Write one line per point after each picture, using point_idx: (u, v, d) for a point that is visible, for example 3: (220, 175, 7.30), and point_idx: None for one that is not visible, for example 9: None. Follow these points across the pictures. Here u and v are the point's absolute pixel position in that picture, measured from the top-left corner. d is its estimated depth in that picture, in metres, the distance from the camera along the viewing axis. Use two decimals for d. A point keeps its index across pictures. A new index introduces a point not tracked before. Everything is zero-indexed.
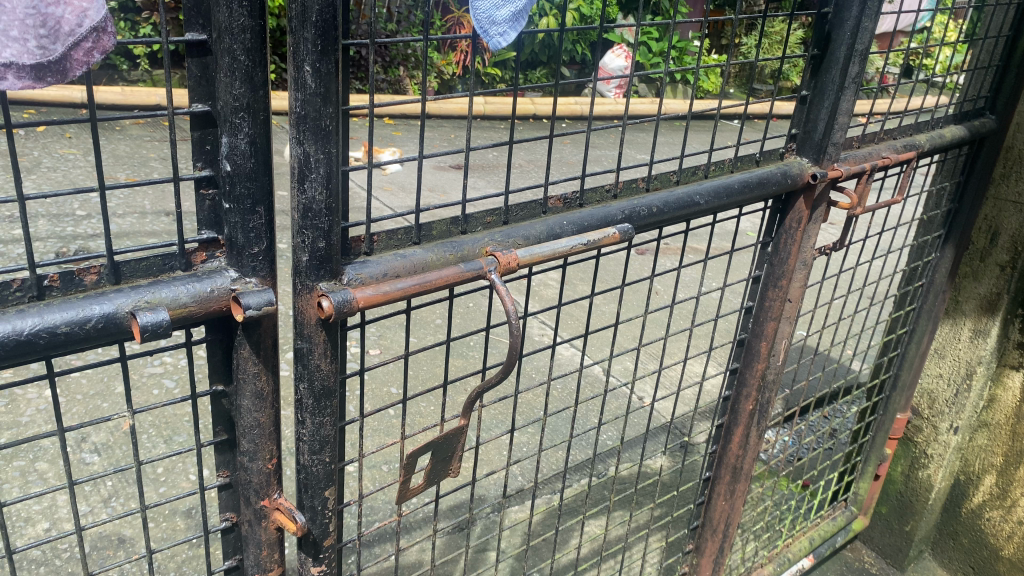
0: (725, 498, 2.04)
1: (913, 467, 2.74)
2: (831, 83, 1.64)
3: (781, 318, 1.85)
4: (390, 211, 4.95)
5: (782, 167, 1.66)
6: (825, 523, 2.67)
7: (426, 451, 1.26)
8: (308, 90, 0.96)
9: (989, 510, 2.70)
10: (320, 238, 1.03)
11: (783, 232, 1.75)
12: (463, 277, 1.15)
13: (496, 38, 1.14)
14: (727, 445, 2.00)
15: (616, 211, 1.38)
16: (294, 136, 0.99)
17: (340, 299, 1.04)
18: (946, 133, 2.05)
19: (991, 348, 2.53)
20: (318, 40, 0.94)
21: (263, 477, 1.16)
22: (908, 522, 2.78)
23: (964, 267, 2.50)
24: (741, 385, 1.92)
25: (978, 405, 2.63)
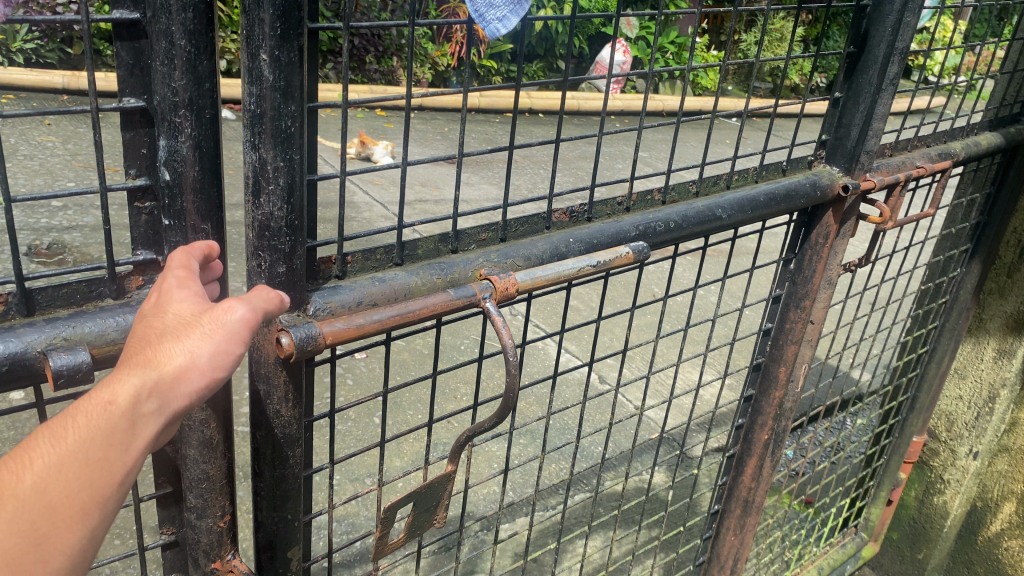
0: (734, 533, 1.89)
1: (928, 492, 2.60)
2: (867, 85, 1.47)
3: (803, 341, 1.69)
4: (382, 207, 4.79)
5: (811, 177, 1.49)
6: (834, 551, 2.52)
7: (406, 502, 1.10)
8: (266, 83, 0.79)
9: (1007, 539, 2.54)
10: (279, 261, 0.87)
11: (808, 248, 1.59)
12: (452, 306, 0.99)
13: (493, 25, 0.97)
14: (739, 476, 1.84)
15: (631, 226, 1.22)
16: (249, 139, 0.82)
17: (303, 333, 0.87)
18: (981, 141, 1.89)
19: (1016, 369, 2.37)
20: (278, 23, 0.77)
21: (213, 537, 0.99)
22: (921, 549, 2.63)
23: (990, 282, 2.34)
24: (756, 414, 1.76)
25: (999, 428, 2.48)
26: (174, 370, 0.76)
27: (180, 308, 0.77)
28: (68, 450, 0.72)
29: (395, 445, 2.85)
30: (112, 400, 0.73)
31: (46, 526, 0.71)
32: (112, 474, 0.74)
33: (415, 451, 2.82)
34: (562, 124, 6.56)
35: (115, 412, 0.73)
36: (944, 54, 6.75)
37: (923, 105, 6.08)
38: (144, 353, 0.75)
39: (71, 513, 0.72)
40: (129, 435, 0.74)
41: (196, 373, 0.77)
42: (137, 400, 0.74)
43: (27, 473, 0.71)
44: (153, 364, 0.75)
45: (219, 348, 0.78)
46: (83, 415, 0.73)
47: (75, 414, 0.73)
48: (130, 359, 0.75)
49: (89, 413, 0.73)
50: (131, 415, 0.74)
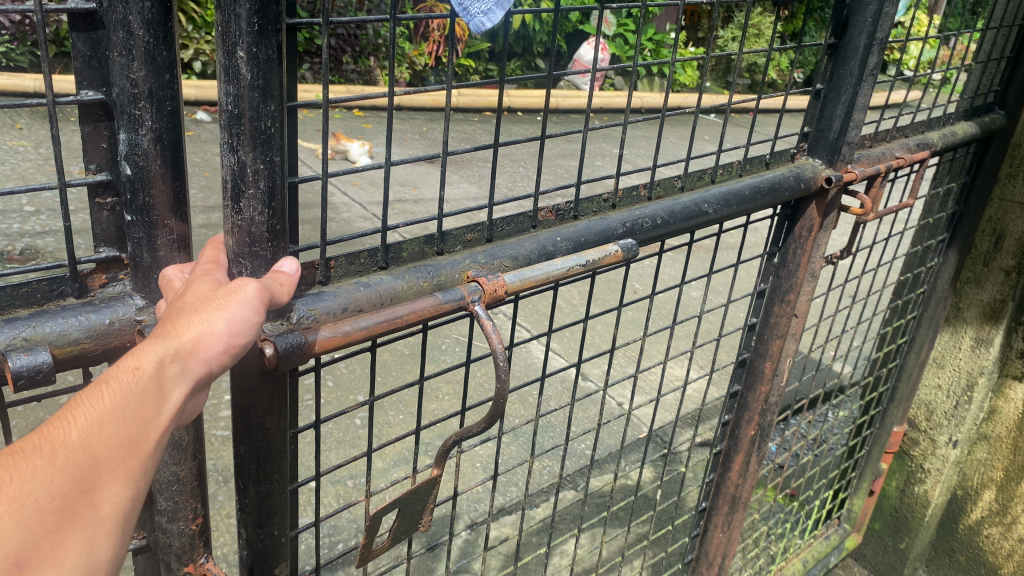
0: (722, 530, 1.89)
1: (909, 481, 2.61)
2: (849, 76, 1.47)
3: (787, 334, 1.69)
4: (361, 208, 4.78)
5: (795, 170, 1.49)
6: (817, 543, 2.57)
7: (391, 508, 1.07)
8: (243, 82, 0.78)
9: (988, 527, 2.57)
10: (261, 268, 0.87)
11: (792, 242, 1.59)
12: (440, 310, 0.97)
13: (478, 18, 0.95)
14: (726, 473, 1.84)
15: (618, 223, 1.21)
16: (228, 142, 0.82)
17: (289, 343, 0.86)
18: (957, 130, 1.91)
19: (993, 358, 2.38)
20: (255, 19, 0.76)
21: (186, 540, 0.96)
22: (902, 539, 2.65)
23: (966, 272, 2.35)
24: (742, 409, 1.76)
25: (977, 417, 2.49)
26: (193, 338, 0.74)
27: (197, 288, 0.78)
28: (105, 410, 0.68)
29: (376, 444, 2.85)
30: (139, 365, 0.71)
31: (93, 480, 0.66)
32: (150, 431, 0.70)
33: (397, 451, 2.80)
34: (540, 121, 6.58)
35: (144, 375, 0.71)
36: (918, 47, 6.84)
37: (898, 99, 6.17)
38: (162, 325, 0.74)
39: (116, 469, 0.68)
40: (161, 396, 0.71)
41: (216, 340, 0.75)
42: (162, 365, 0.72)
43: (71, 428, 0.67)
44: (173, 334, 0.73)
45: (237, 319, 0.77)
46: (114, 378, 0.70)
47: (106, 378, 0.70)
48: (151, 333, 0.73)
49: (120, 376, 0.70)
50: (158, 377, 0.71)
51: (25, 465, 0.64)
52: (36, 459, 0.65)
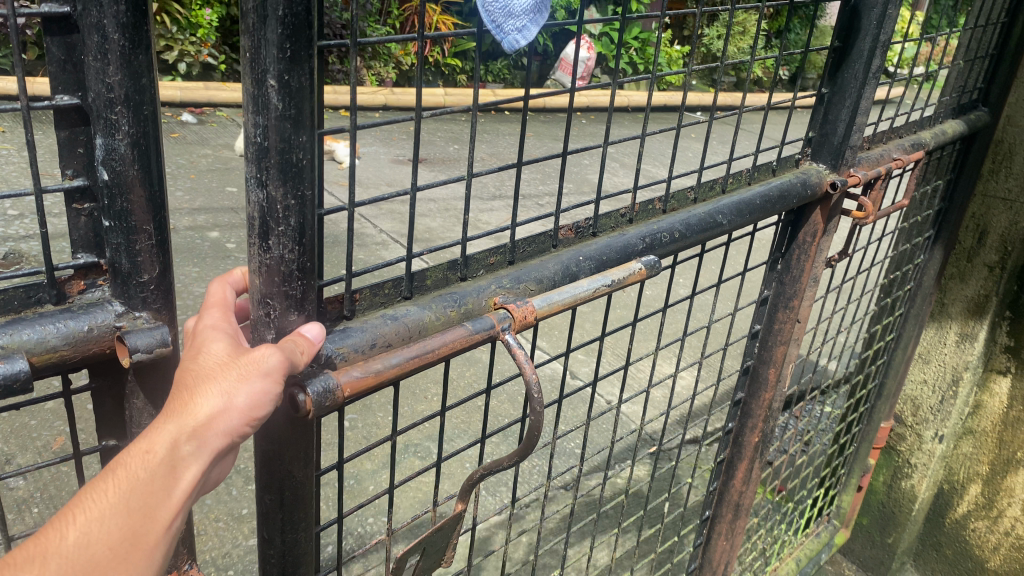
0: (725, 538, 1.94)
1: (896, 476, 2.62)
2: (853, 80, 1.48)
3: (790, 340, 1.73)
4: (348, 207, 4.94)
5: (801, 176, 1.50)
6: (810, 541, 2.59)
7: (415, 549, 1.07)
8: (273, 112, 0.78)
9: (975, 520, 2.60)
10: (293, 307, 0.88)
11: (796, 248, 1.62)
12: (471, 341, 0.97)
13: (511, 35, 0.96)
14: (729, 480, 1.89)
15: (636, 238, 1.22)
16: (257, 176, 0.82)
17: (321, 389, 0.85)
18: (947, 129, 1.94)
19: (978, 353, 2.39)
20: (287, 44, 0.76)
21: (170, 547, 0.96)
22: (890, 534, 2.67)
23: (951, 267, 2.36)
24: (746, 417, 1.81)
25: (963, 411, 2.50)
26: (204, 417, 0.79)
27: (206, 359, 0.81)
28: (118, 496, 0.77)
29: (368, 447, 2.86)
30: (151, 449, 0.78)
31: (106, 560, 0.77)
32: (161, 510, 0.79)
33: (388, 453, 2.83)
34: (528, 120, 6.64)
35: (156, 459, 0.78)
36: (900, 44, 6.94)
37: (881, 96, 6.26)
38: (176, 404, 0.79)
39: (130, 546, 0.78)
40: (174, 475, 0.79)
41: (227, 415, 0.79)
42: (175, 445, 0.78)
43: (79, 520, 0.77)
44: (185, 414, 0.79)
45: (253, 392, 0.79)
46: (129, 462, 0.78)
47: (121, 464, 0.78)
48: (167, 409, 0.79)
49: (133, 460, 0.78)
50: (170, 460, 0.78)
51: (44, 549, 0.76)
52: (52, 542, 0.76)
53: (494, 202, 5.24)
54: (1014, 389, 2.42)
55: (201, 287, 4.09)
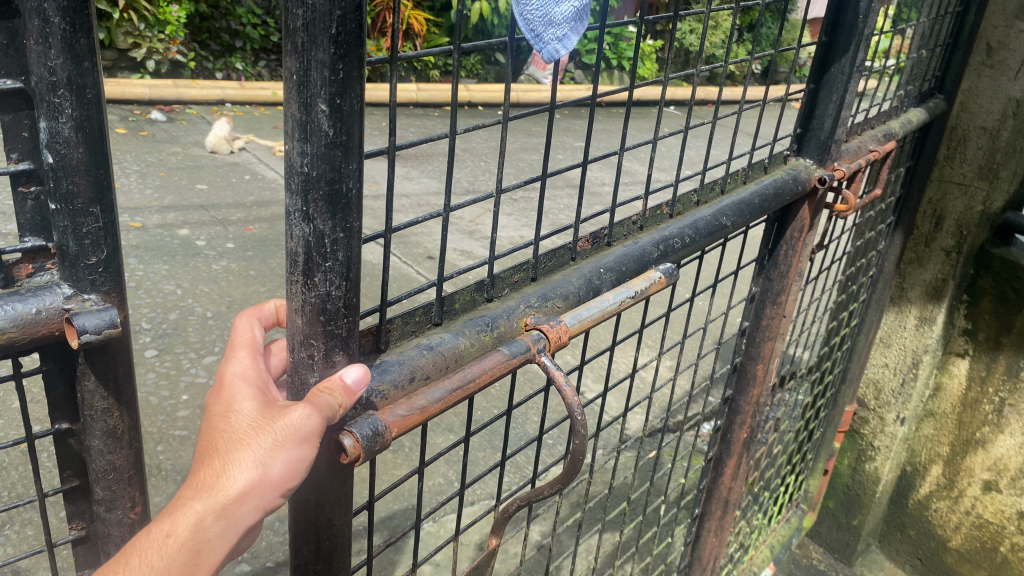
0: (715, 534, 2.07)
1: (860, 460, 2.67)
2: (840, 74, 1.57)
3: (778, 336, 1.81)
4: None
5: (792, 172, 1.59)
6: (780, 528, 2.70)
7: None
8: (321, 138, 0.74)
9: (936, 501, 2.65)
10: (335, 348, 0.84)
11: (784, 243, 1.70)
12: (508, 364, 0.98)
13: (548, 44, 0.95)
14: (718, 478, 2.00)
15: (651, 246, 1.25)
16: (302, 210, 0.77)
17: (368, 433, 0.84)
18: (913, 118, 2.04)
19: (936, 335, 2.44)
20: (338, 65, 0.72)
21: (125, 529, 0.97)
22: (855, 515, 2.73)
23: (910, 252, 2.41)
24: (734, 414, 1.90)
25: (924, 394, 2.55)
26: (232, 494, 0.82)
27: (238, 429, 0.83)
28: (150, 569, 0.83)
29: None
30: (174, 531, 0.83)
31: None
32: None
33: None
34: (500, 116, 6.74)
35: (184, 536, 0.83)
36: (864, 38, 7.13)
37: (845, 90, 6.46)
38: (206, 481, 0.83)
39: None
40: (203, 548, 0.83)
41: (253, 492, 0.82)
42: (203, 523, 0.83)
43: None
44: (214, 492, 0.83)
45: (283, 466, 0.80)
46: (159, 538, 0.83)
47: (154, 538, 0.83)
48: (198, 485, 0.83)
49: (159, 539, 0.83)
50: (196, 536, 0.83)
51: None
52: None
53: (467, 196, 5.33)
54: (973, 370, 2.47)
55: (171, 284, 4.09)
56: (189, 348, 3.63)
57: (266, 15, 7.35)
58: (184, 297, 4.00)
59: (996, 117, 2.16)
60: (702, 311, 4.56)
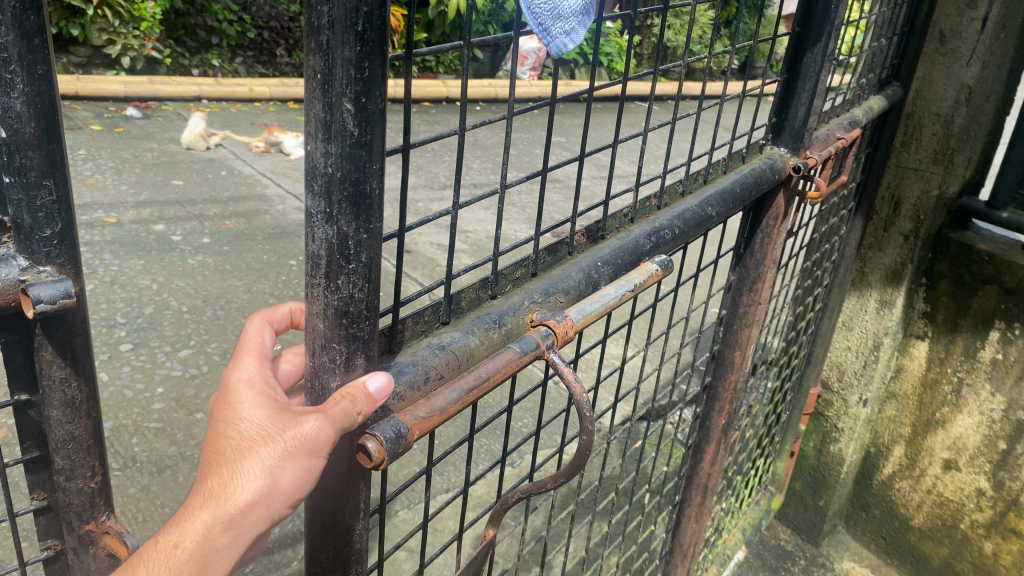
0: (694, 520, 2.14)
1: (825, 441, 2.73)
2: (813, 62, 1.62)
3: (753, 323, 1.86)
4: (294, 196, 5.25)
5: (769, 161, 1.64)
6: (750, 510, 2.76)
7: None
8: (347, 138, 0.72)
9: (899, 481, 2.72)
10: (357, 351, 0.83)
11: (760, 231, 1.75)
12: (520, 362, 0.98)
13: (555, 39, 0.95)
14: (698, 464, 2.06)
15: (644, 237, 1.27)
16: (325, 212, 0.76)
17: (391, 435, 0.83)
18: (873, 105, 2.09)
19: (896, 318, 2.49)
20: (364, 64, 0.70)
21: (85, 498, 1.00)
22: (821, 497, 2.79)
23: (869, 237, 2.46)
24: (713, 401, 1.95)
25: (885, 375, 2.61)
26: (241, 504, 0.85)
27: (246, 439, 0.85)
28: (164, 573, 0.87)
29: None
30: (184, 539, 0.87)
31: None
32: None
33: None
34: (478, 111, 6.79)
35: (195, 542, 0.87)
36: None
37: None
38: (215, 490, 0.86)
39: None
40: (213, 554, 0.87)
41: (261, 502, 0.85)
42: (212, 530, 0.86)
43: None
44: (222, 503, 0.85)
45: (290, 479, 0.82)
46: (172, 543, 0.87)
47: (169, 542, 0.88)
48: (208, 494, 0.86)
49: (171, 545, 0.87)
50: (207, 543, 0.87)
51: None
52: None
53: (445, 191, 5.38)
54: (932, 353, 2.53)
55: (147, 278, 4.10)
56: (164, 341, 3.64)
57: (242, 11, 7.34)
58: (160, 291, 4.01)
59: (949, 104, 2.21)
60: (685, 302, 4.68)
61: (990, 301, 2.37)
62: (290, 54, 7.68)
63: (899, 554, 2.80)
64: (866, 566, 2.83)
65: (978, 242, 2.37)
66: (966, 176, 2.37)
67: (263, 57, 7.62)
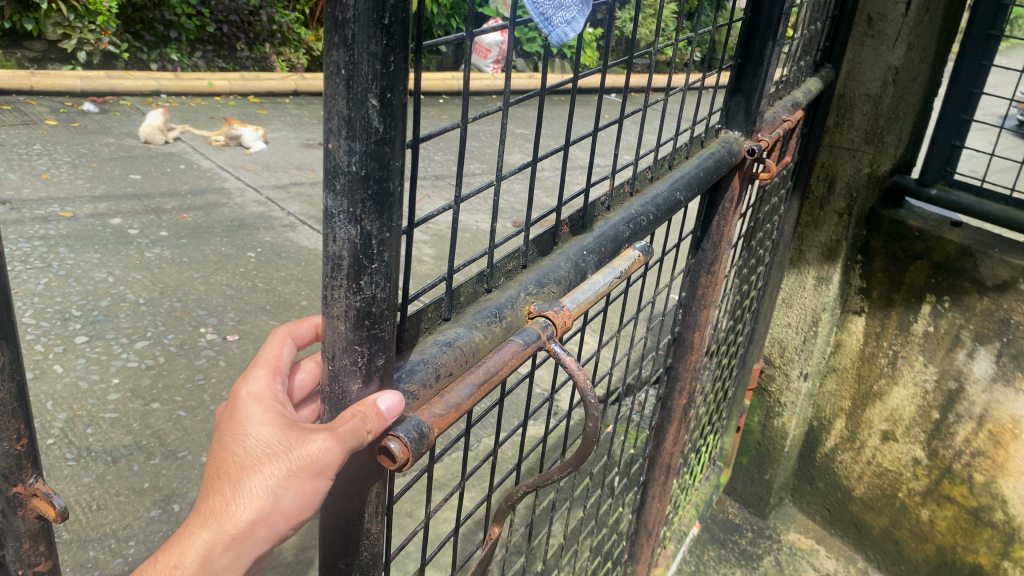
0: (659, 500, 2.17)
1: (769, 416, 2.81)
2: (765, 48, 1.62)
3: (712, 304, 1.88)
4: (254, 189, 5.26)
5: (726, 144, 1.64)
6: (701, 486, 2.80)
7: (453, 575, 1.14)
8: (371, 136, 0.71)
9: (841, 453, 2.80)
10: (378, 353, 0.81)
11: (717, 215, 1.75)
12: (524, 354, 0.97)
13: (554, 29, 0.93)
14: (661, 445, 2.09)
15: (622, 225, 1.25)
16: (350, 213, 0.74)
17: (412, 433, 0.83)
18: (810, 86, 2.15)
19: (833, 294, 2.57)
20: (389, 59, 0.69)
21: (12, 459, 0.92)
22: (767, 470, 2.87)
23: (805, 215, 2.53)
24: (674, 381, 1.97)
25: (825, 350, 2.68)
26: (243, 524, 0.84)
27: (253, 456, 0.84)
28: None
29: None
30: (183, 559, 0.85)
31: None
32: None
33: None
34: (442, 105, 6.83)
35: (193, 563, 0.85)
36: None
37: None
38: (218, 507, 0.85)
39: None
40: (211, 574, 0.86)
41: (268, 520, 0.84)
42: (214, 550, 0.85)
43: None
44: (225, 521, 0.85)
45: (299, 496, 0.82)
46: (168, 563, 0.85)
47: (164, 562, 0.86)
48: (210, 512, 0.85)
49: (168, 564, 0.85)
50: (206, 564, 0.85)
51: None
52: None
53: None
54: (869, 327, 2.61)
55: (103, 271, 4.09)
56: (121, 333, 3.64)
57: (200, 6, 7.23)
58: (116, 284, 4.00)
59: (878, 84, 2.28)
60: (649, 289, 4.79)
61: (921, 277, 2.45)
62: (250, 48, 7.62)
63: (843, 525, 2.90)
64: (812, 537, 2.93)
65: (909, 219, 2.45)
66: (897, 156, 2.46)
67: (223, 52, 7.58)
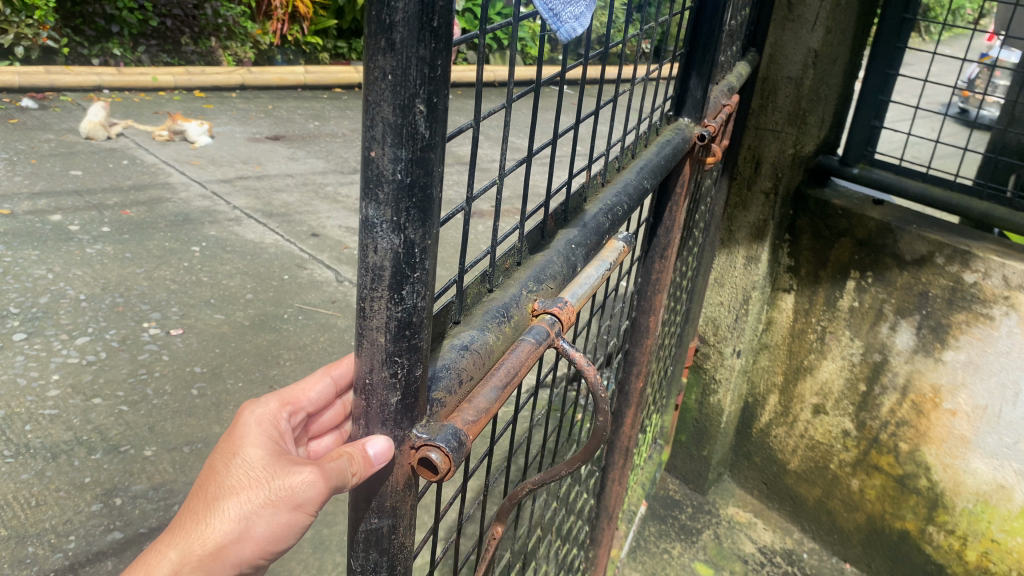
0: (619, 482, 2.16)
1: (705, 394, 2.88)
2: (709, 35, 1.64)
3: (665, 289, 1.89)
4: (200, 184, 5.21)
5: (680, 132, 1.65)
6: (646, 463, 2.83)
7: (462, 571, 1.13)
8: (418, 143, 0.68)
9: (775, 428, 2.89)
10: (417, 363, 0.78)
11: (670, 200, 1.78)
12: (537, 352, 0.95)
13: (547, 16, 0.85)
14: (619, 430, 2.09)
15: (602, 215, 1.21)
16: (394, 221, 0.71)
17: (449, 439, 0.81)
18: (740, 70, 2.18)
19: (763, 272, 2.64)
20: (438, 62, 0.66)
21: None
22: (705, 447, 2.95)
23: (734, 197, 2.60)
24: (631, 366, 1.98)
25: (757, 328, 2.76)
26: (212, 544, 0.96)
27: (235, 483, 0.98)
28: None
29: None
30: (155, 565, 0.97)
31: None
32: None
33: None
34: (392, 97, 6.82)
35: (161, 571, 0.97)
36: None
37: None
38: (193, 524, 0.97)
39: None
40: None
41: (235, 544, 0.96)
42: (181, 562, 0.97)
43: None
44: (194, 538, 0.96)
45: (268, 525, 0.95)
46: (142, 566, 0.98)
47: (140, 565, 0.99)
48: (185, 528, 0.98)
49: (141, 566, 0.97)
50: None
51: None
52: None
53: None
54: (798, 304, 2.69)
55: (42, 268, 4.02)
56: (60, 330, 3.59)
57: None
58: (56, 281, 3.94)
59: (799, 67, 2.34)
60: None
61: (846, 253, 2.53)
62: (195, 42, 7.52)
63: (779, 498, 2.99)
64: (749, 511, 3.03)
65: (834, 198, 2.53)
66: (820, 137, 2.54)
67: (167, 46, 7.47)
